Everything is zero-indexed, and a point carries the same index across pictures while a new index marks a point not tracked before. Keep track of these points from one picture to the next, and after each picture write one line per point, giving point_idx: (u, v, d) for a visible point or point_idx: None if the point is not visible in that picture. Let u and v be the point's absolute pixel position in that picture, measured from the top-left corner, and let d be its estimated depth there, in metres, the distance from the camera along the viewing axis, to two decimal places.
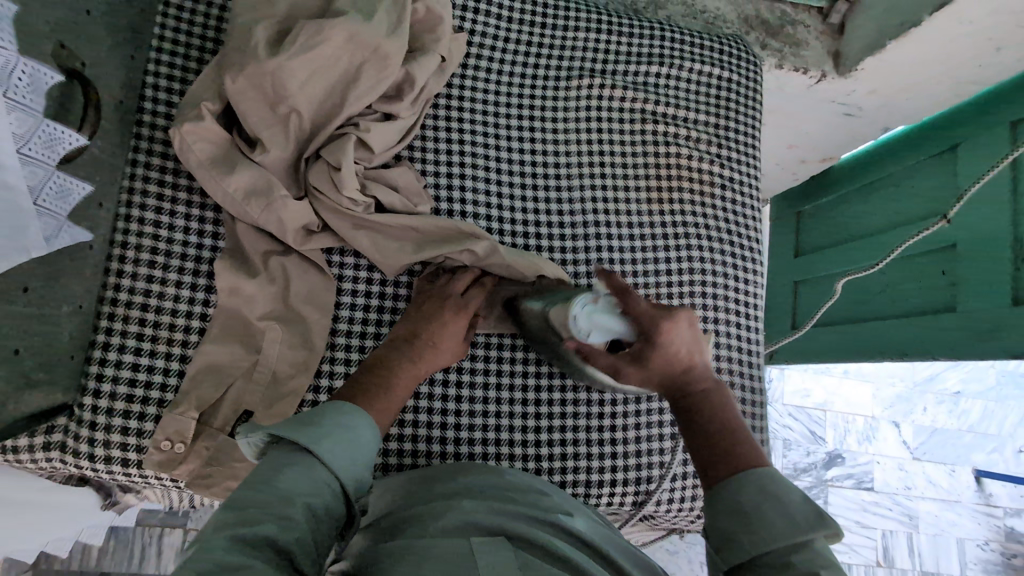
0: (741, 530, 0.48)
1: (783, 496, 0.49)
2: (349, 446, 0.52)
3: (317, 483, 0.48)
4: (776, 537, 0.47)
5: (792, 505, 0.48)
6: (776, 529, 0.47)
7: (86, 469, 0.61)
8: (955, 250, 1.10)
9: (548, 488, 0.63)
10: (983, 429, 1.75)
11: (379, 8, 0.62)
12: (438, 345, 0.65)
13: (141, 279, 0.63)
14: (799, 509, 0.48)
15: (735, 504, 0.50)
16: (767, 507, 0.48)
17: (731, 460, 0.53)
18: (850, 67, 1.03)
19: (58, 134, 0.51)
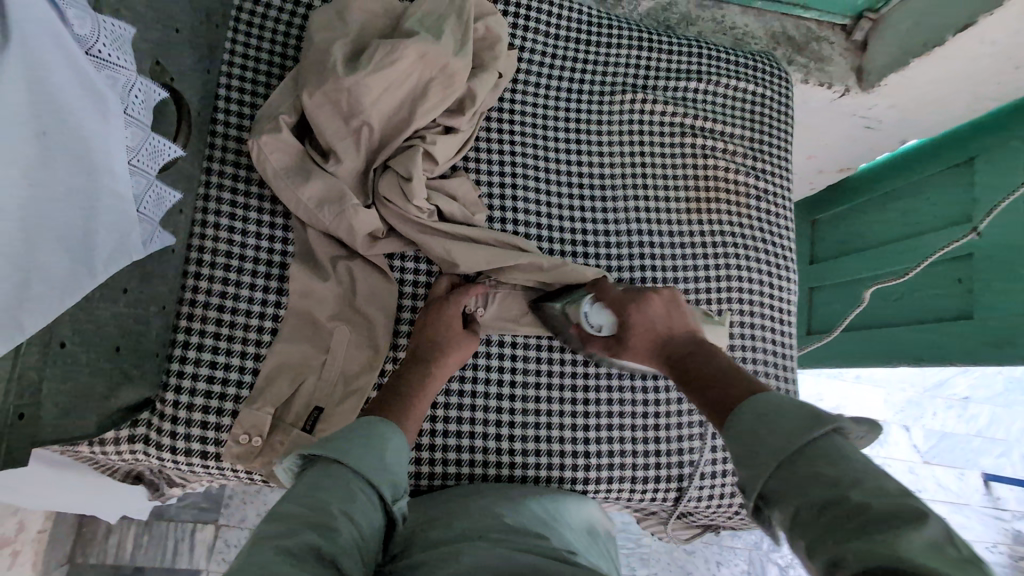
0: (746, 456, 0.46)
1: (775, 405, 0.49)
2: (376, 456, 0.54)
3: (348, 487, 0.50)
4: (788, 440, 0.44)
5: (784, 410, 0.47)
6: (775, 437, 0.45)
7: (165, 461, 0.64)
8: (973, 258, 1.14)
9: (568, 538, 0.62)
10: (991, 433, 1.79)
11: (446, 28, 0.66)
12: (447, 343, 0.68)
13: (218, 282, 0.67)
14: (789, 409, 0.47)
15: (744, 431, 0.48)
16: (764, 424, 0.47)
17: (722, 392, 0.55)
18: (873, 83, 1.07)
19: (161, 147, 0.55)
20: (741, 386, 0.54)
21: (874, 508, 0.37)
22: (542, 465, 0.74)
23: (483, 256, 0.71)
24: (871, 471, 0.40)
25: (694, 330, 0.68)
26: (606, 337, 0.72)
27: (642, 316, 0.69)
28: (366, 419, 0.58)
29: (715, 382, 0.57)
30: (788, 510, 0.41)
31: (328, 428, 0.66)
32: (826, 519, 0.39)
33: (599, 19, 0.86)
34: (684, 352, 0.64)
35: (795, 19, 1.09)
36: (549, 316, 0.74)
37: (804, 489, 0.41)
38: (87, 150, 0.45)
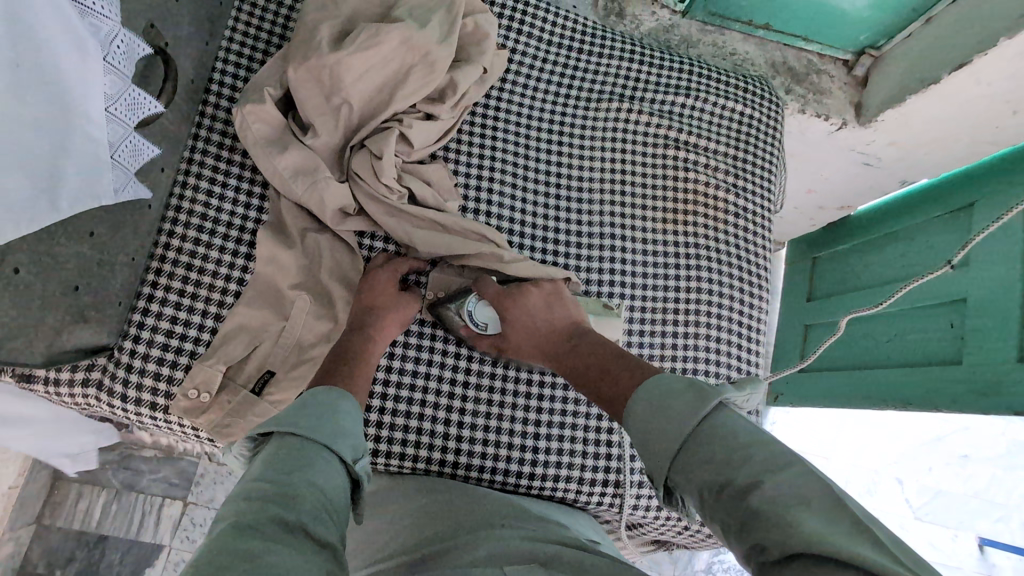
0: (646, 445, 0.49)
1: (663, 389, 0.51)
2: (335, 425, 0.55)
3: (306, 457, 0.50)
4: (681, 422, 0.47)
5: (669, 394, 0.50)
6: (667, 422, 0.48)
7: (116, 409, 0.66)
8: (967, 303, 1.11)
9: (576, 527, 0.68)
10: (990, 495, 1.66)
11: (432, 19, 0.69)
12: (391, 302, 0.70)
13: (190, 241, 0.69)
14: (676, 389, 0.50)
15: (641, 420, 0.51)
16: (654, 413, 0.50)
17: (614, 380, 0.58)
18: (870, 118, 1.07)
19: (140, 100, 0.58)
20: (628, 378, 0.57)
21: (765, 488, 0.41)
22: (488, 454, 0.74)
23: (446, 244, 0.72)
24: (768, 448, 0.43)
25: (575, 318, 0.70)
26: (492, 335, 0.72)
27: (521, 312, 0.70)
28: (325, 388, 0.59)
29: (604, 372, 0.60)
30: (694, 493, 0.45)
31: (277, 393, 0.67)
32: (727, 503, 0.42)
33: (592, 30, 0.89)
34: (569, 344, 0.67)
35: (796, 51, 1.10)
36: (448, 319, 0.74)
37: (700, 470, 0.45)
38: (61, 89, 0.48)
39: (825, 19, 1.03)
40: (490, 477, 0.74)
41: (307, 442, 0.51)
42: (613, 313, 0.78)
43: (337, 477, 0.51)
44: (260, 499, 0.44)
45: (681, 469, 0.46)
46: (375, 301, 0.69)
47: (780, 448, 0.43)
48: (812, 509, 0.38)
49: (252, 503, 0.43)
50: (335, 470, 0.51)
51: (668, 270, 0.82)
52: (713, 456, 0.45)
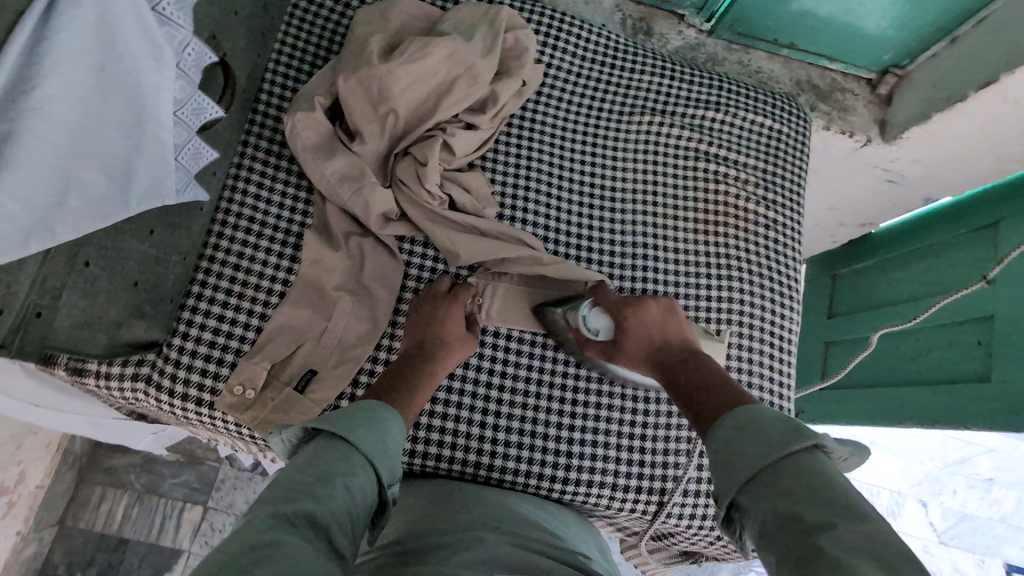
0: (726, 464, 0.49)
1: (760, 417, 0.51)
2: (381, 443, 0.56)
3: (352, 464, 0.52)
4: (767, 449, 0.47)
5: (768, 420, 0.50)
6: (757, 447, 0.48)
7: (163, 404, 0.67)
8: (993, 321, 1.11)
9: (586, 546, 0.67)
10: (1018, 521, 1.65)
11: (477, 33, 0.72)
12: (448, 344, 0.70)
13: (238, 242, 0.72)
14: (775, 423, 0.49)
15: (725, 440, 0.52)
16: (744, 435, 0.50)
17: (710, 399, 0.59)
18: (895, 134, 1.08)
19: (204, 105, 0.60)
20: (725, 396, 0.58)
21: (838, 532, 0.39)
22: (522, 458, 0.74)
23: (492, 250, 0.73)
24: (854, 498, 0.42)
25: (688, 338, 0.71)
26: (603, 342, 0.74)
27: (638, 323, 0.72)
28: (382, 403, 0.61)
29: (711, 383, 0.61)
30: (757, 516, 0.44)
31: (318, 390, 0.69)
32: (786, 534, 0.41)
33: (624, 47, 0.91)
34: (680, 360, 0.68)
35: (820, 69, 1.13)
36: (553, 322, 0.77)
37: (774, 498, 0.44)
38: (137, 97, 0.51)
39: (849, 39, 1.06)
40: (524, 481, 0.74)
41: (342, 448, 0.52)
42: (714, 336, 0.80)
43: (368, 490, 0.52)
44: (288, 494, 0.46)
45: (749, 491, 0.46)
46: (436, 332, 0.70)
47: (864, 505, 0.41)
48: (887, 568, 0.36)
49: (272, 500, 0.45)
50: (366, 479, 0.52)
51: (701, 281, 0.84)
52: (792, 488, 0.44)
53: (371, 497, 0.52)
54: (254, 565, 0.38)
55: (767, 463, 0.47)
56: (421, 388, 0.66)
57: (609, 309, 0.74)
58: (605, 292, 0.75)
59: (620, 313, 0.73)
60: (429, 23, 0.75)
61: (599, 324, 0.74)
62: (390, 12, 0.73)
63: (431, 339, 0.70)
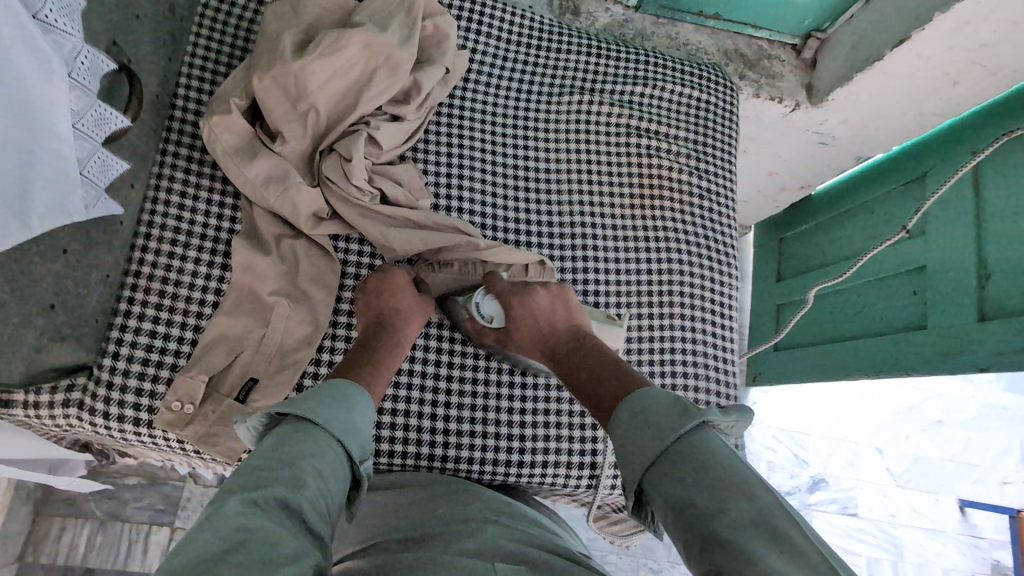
0: (626, 455, 0.52)
1: (650, 404, 0.54)
2: (351, 420, 0.57)
3: (319, 445, 0.52)
4: (660, 440, 0.51)
5: (657, 409, 0.53)
6: (650, 437, 0.51)
7: (99, 427, 0.65)
8: (925, 271, 1.16)
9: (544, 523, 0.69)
10: (966, 458, 1.75)
11: (393, 22, 0.71)
12: (409, 313, 0.71)
13: (164, 255, 0.69)
14: (664, 410, 0.53)
15: (625, 432, 0.54)
16: (639, 426, 0.53)
17: (607, 389, 0.61)
18: (822, 97, 1.11)
19: (107, 115, 0.58)
20: (615, 387, 0.61)
21: (727, 517, 0.44)
22: (475, 445, 0.75)
23: (426, 244, 0.73)
24: (736, 470, 0.46)
25: (577, 322, 0.73)
26: (496, 330, 0.75)
27: (528, 311, 0.73)
28: (349, 381, 0.61)
29: (595, 376, 0.64)
30: (663, 504, 0.48)
31: (261, 399, 0.68)
32: (689, 515, 0.45)
33: (548, 27, 0.91)
34: (568, 348, 0.70)
35: (747, 38, 1.15)
36: (456, 312, 0.77)
37: (677, 481, 0.48)
38: (29, 109, 0.49)
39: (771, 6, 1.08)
40: (479, 468, 0.75)
41: (316, 434, 0.53)
42: (614, 321, 0.79)
43: (340, 472, 0.53)
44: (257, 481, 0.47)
45: (655, 478, 0.50)
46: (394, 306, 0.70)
47: (750, 480, 0.46)
48: (771, 542, 0.42)
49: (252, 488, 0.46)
50: (339, 462, 0.53)
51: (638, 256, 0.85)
52: (690, 470, 0.48)
53: (341, 475, 0.53)
54: (227, 551, 0.40)
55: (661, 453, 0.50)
56: (386, 355, 0.67)
57: (500, 298, 0.74)
58: (497, 281, 0.75)
59: (511, 303, 0.73)
60: (344, 14, 0.73)
61: (493, 314, 0.75)
62: (301, 5, 0.71)
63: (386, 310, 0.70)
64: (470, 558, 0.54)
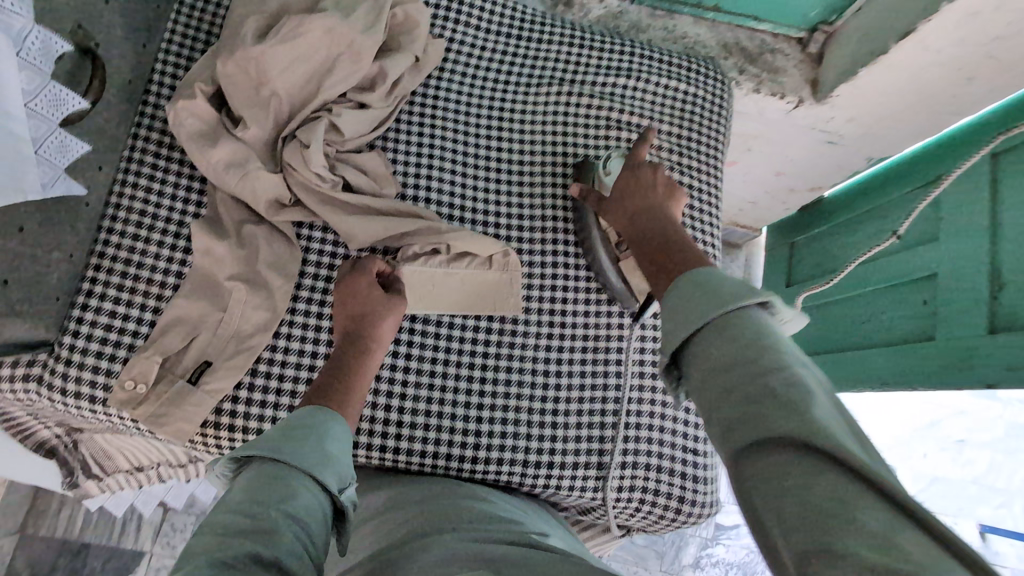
0: (681, 308, 0.49)
1: (718, 280, 0.50)
2: (316, 447, 0.55)
3: (291, 486, 0.51)
4: (723, 297, 0.47)
5: (726, 282, 0.49)
6: (709, 303, 0.47)
7: (58, 403, 0.67)
8: (936, 279, 1.10)
9: (508, 516, 0.64)
10: (989, 481, 1.62)
11: (358, 9, 0.70)
12: (374, 313, 0.69)
13: (128, 237, 0.71)
14: (730, 288, 0.48)
15: (689, 282, 0.51)
16: (703, 290, 0.49)
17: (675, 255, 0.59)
18: (826, 93, 1.06)
19: (64, 96, 0.59)
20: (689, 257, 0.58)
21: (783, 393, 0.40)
22: (429, 439, 0.74)
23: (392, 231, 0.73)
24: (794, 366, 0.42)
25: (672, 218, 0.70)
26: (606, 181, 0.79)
27: (636, 180, 0.72)
28: (319, 408, 0.60)
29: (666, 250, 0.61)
30: (703, 364, 0.45)
31: (213, 382, 0.68)
32: (741, 409, 0.42)
33: (531, 17, 0.89)
34: (651, 221, 0.67)
35: (749, 31, 1.10)
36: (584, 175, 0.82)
37: (725, 366, 0.44)
38: None
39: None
40: (433, 463, 0.73)
41: (287, 471, 0.52)
42: None
43: (314, 506, 0.52)
44: (229, 533, 0.45)
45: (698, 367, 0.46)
46: (359, 308, 0.69)
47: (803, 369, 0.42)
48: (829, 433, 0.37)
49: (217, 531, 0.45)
50: (313, 499, 0.52)
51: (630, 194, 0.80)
52: (742, 352, 0.44)
53: (318, 512, 0.51)
54: None
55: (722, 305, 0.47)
56: (355, 360, 0.67)
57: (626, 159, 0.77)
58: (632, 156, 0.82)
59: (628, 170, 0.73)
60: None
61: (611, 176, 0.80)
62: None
63: (360, 312, 0.69)
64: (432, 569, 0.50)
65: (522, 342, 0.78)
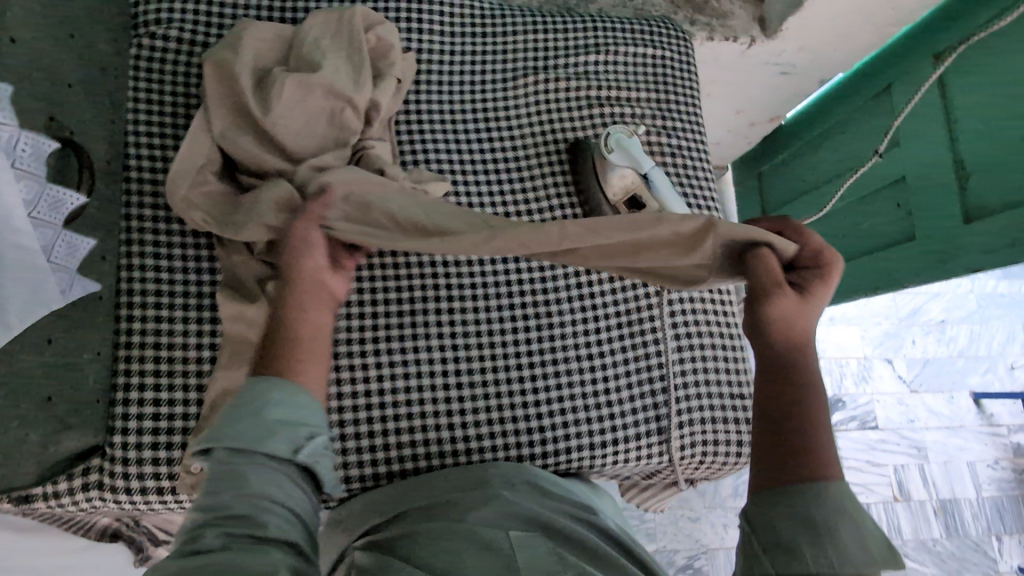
0: (791, 529, 0.47)
1: (860, 533, 0.47)
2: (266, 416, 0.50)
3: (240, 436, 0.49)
4: (840, 556, 0.46)
5: (858, 528, 0.47)
6: (820, 544, 0.46)
7: (124, 504, 0.65)
8: (906, 180, 1.16)
9: (575, 491, 0.71)
10: (973, 352, 1.78)
11: (346, 64, 0.71)
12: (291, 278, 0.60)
13: (151, 321, 0.67)
14: (865, 541, 0.47)
15: (805, 513, 0.47)
16: (820, 516, 0.47)
17: (794, 445, 0.50)
18: (775, 29, 1.10)
19: (63, 196, 0.57)
20: (812, 452, 0.50)
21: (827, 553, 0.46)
22: (498, 446, 0.75)
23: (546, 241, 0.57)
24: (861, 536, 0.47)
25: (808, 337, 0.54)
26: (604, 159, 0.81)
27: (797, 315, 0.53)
28: (260, 377, 0.54)
29: (795, 410, 0.52)
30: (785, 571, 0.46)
31: None
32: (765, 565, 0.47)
33: (491, 11, 0.89)
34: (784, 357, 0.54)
35: None
36: (585, 154, 0.83)
37: (809, 564, 0.46)
38: None
39: None
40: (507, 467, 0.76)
41: (249, 459, 0.49)
42: None
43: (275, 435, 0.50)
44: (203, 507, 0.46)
45: (772, 557, 0.47)
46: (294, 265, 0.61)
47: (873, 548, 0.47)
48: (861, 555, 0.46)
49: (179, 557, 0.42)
50: (278, 469, 0.50)
51: (638, 169, 0.80)
52: (833, 563, 0.46)
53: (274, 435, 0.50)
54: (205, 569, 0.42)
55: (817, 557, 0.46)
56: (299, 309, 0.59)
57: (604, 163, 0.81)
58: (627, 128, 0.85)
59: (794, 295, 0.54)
60: (287, 46, 0.73)
61: (616, 156, 0.80)
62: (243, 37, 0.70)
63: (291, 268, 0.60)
64: (488, 532, 0.60)
65: (561, 333, 0.80)
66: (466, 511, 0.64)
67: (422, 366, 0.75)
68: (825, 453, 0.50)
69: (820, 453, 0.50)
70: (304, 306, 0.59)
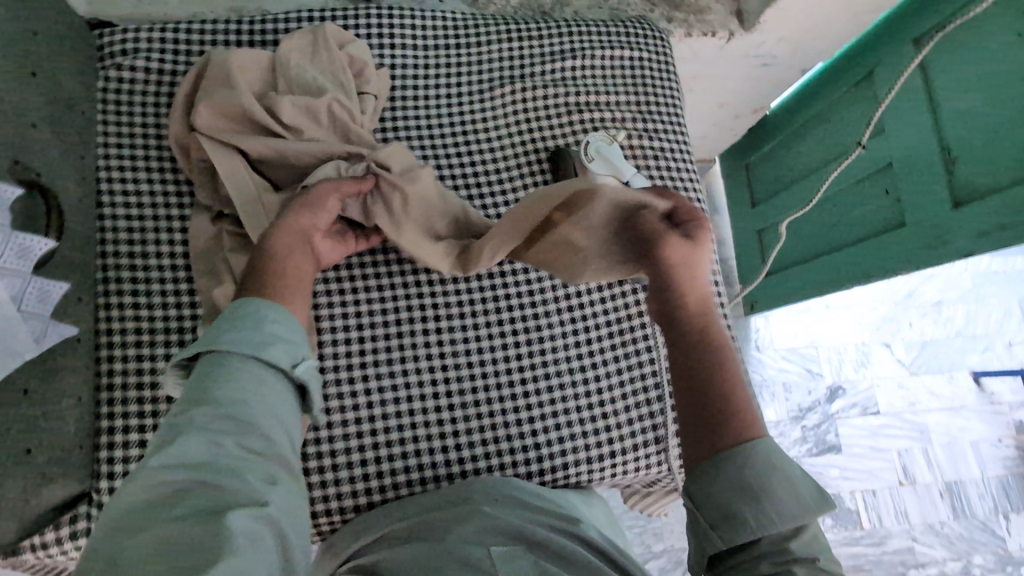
0: (723, 499, 0.51)
1: (791, 489, 0.51)
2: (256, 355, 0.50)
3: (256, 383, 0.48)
4: (777, 518, 0.50)
5: (792, 484, 0.51)
6: (750, 505, 0.50)
7: None
8: (892, 167, 1.15)
9: (564, 501, 0.71)
10: (970, 331, 1.77)
11: (331, 85, 0.74)
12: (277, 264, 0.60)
13: (131, 360, 0.67)
14: (799, 494, 0.51)
15: (734, 481, 0.51)
16: (746, 478, 0.51)
17: (713, 411, 0.54)
18: (753, 22, 1.08)
19: (30, 243, 0.55)
20: (727, 412, 0.54)
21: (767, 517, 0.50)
22: (493, 466, 0.74)
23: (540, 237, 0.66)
24: (794, 491, 0.51)
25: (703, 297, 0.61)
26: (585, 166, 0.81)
27: (679, 271, 0.61)
28: (236, 302, 0.54)
29: (712, 376, 0.56)
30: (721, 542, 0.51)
31: None
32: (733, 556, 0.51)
33: (464, 21, 0.87)
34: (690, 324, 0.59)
35: None
36: (567, 163, 0.82)
37: (748, 525, 0.50)
38: None
39: None
40: None
41: (236, 363, 0.48)
42: None
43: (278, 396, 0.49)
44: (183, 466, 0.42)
45: (715, 527, 0.51)
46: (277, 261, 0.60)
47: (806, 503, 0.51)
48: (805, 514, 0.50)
49: (163, 516, 0.39)
50: (265, 376, 0.49)
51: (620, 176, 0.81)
52: (768, 519, 0.50)
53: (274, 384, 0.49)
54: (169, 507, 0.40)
55: (757, 523, 0.50)
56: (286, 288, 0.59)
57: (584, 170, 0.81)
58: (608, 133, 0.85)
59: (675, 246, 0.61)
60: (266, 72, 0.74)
61: (596, 165, 0.81)
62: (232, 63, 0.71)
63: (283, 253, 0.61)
64: (469, 547, 0.60)
65: (551, 347, 0.79)
66: (450, 525, 0.64)
67: (411, 388, 0.74)
68: (741, 411, 0.54)
69: (743, 402, 0.55)
70: (286, 253, 0.61)
